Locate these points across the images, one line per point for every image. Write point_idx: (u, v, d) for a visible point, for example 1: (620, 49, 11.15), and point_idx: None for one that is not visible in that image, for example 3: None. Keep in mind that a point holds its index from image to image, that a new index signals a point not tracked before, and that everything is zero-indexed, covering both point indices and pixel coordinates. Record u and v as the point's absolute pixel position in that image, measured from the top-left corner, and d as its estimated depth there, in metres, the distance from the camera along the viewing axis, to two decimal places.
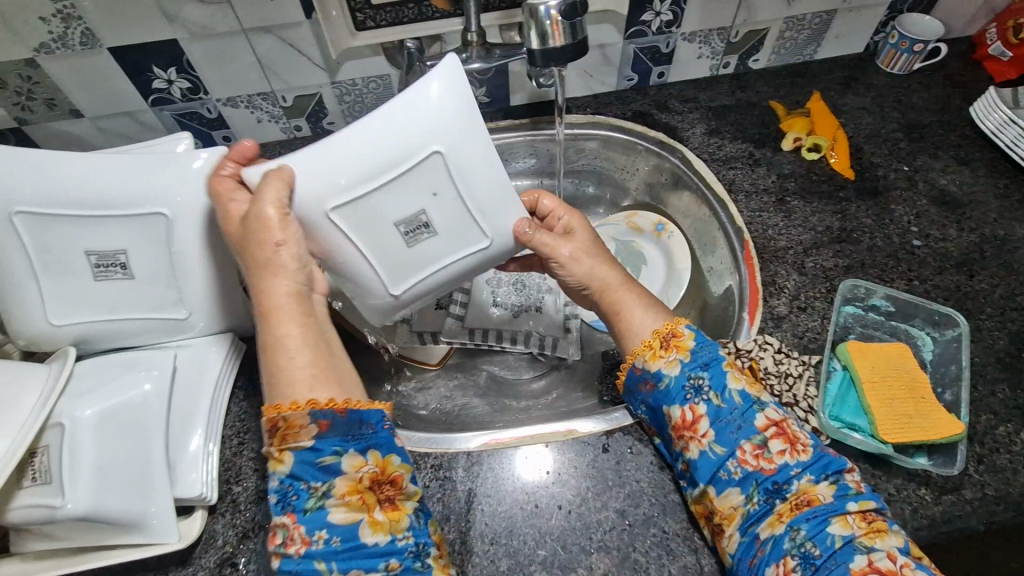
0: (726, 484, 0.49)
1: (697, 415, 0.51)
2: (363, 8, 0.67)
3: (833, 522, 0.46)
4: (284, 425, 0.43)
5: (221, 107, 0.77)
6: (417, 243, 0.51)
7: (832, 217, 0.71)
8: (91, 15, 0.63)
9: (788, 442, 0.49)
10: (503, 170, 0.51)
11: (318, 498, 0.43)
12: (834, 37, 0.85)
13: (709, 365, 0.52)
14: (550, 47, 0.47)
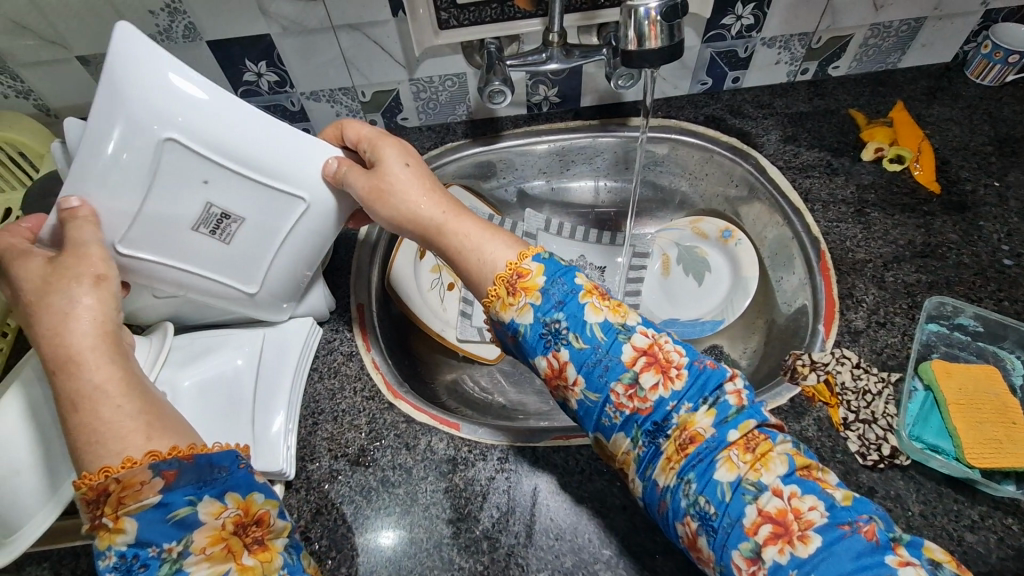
0: (612, 430, 0.46)
1: (562, 362, 0.46)
2: (448, 7, 0.69)
3: (719, 463, 0.42)
4: (117, 488, 0.39)
5: (304, 101, 0.80)
6: (229, 235, 0.52)
7: (915, 231, 0.68)
8: (196, 10, 0.67)
9: (660, 373, 0.45)
10: (269, 122, 0.50)
11: (170, 563, 0.39)
12: (922, 46, 0.82)
13: (563, 304, 0.47)
14: (646, 48, 0.48)
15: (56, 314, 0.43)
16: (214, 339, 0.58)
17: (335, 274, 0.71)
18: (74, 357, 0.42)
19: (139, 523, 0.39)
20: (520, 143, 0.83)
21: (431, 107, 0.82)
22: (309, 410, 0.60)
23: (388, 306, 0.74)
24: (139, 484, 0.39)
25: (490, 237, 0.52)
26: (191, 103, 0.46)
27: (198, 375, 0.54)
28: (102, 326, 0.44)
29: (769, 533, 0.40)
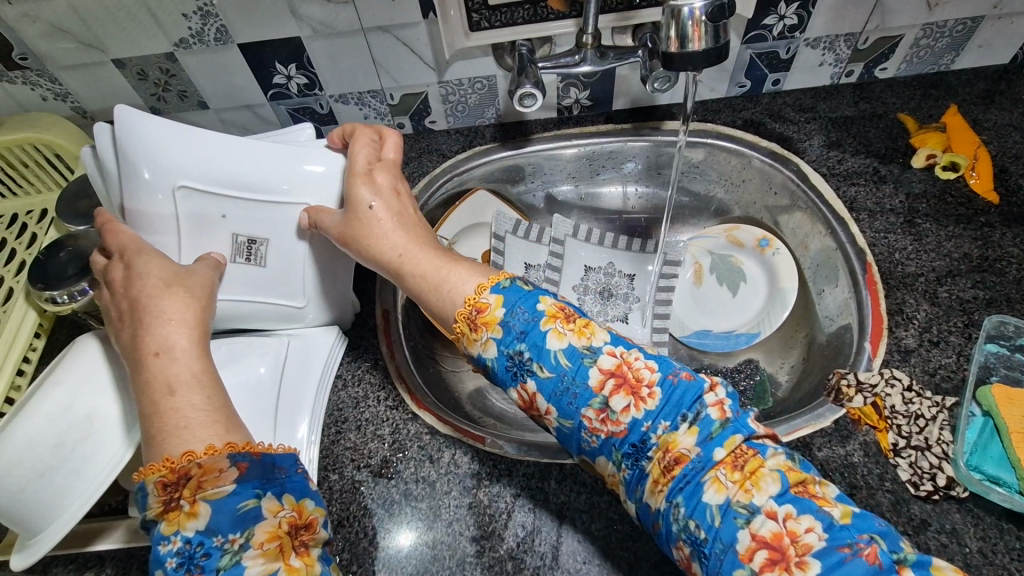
0: (595, 453, 0.45)
1: (531, 392, 0.45)
2: (479, 8, 0.67)
3: (708, 484, 0.40)
4: (199, 472, 0.40)
5: (333, 103, 0.79)
6: (260, 256, 0.55)
7: (972, 244, 0.64)
8: (228, 13, 0.67)
9: (630, 394, 0.43)
10: (255, 147, 0.54)
11: (232, 554, 0.39)
12: (978, 46, 0.77)
13: (524, 335, 0.45)
14: (687, 51, 0.46)
15: (158, 323, 0.46)
16: (241, 344, 0.56)
17: (360, 279, 0.70)
18: (165, 347, 0.46)
19: (208, 511, 0.39)
20: (551, 147, 0.81)
21: (460, 110, 0.81)
22: (333, 419, 0.59)
23: (412, 312, 0.73)
24: (214, 473, 0.41)
25: (447, 273, 0.51)
26: (180, 154, 0.51)
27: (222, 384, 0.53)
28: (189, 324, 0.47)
29: (766, 558, 0.37)
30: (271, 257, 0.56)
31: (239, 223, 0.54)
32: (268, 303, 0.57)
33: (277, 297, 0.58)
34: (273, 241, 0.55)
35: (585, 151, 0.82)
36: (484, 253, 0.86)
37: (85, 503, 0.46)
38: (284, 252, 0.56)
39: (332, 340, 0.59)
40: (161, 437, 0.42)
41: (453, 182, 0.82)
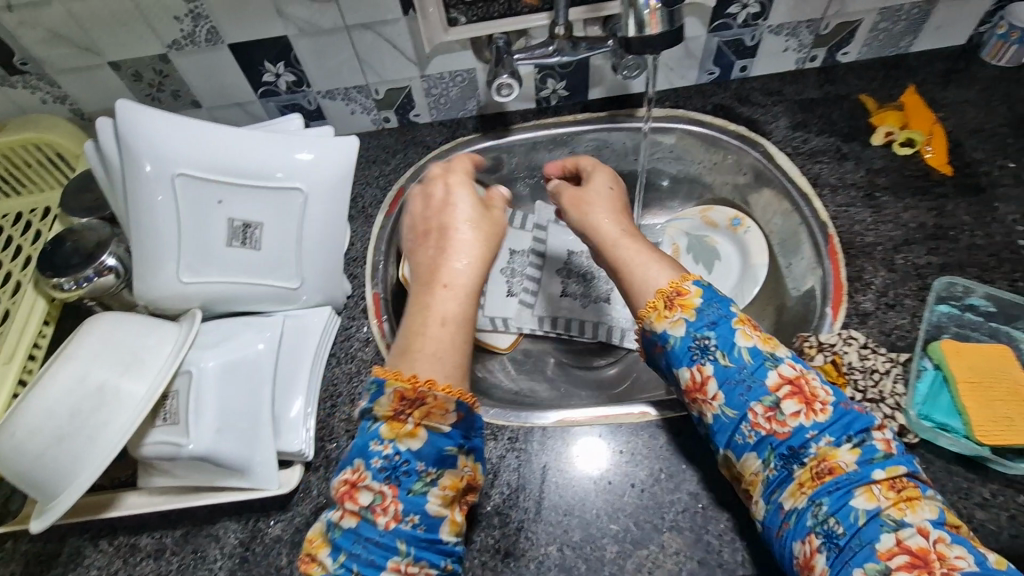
0: (743, 449, 0.50)
1: (705, 376, 0.52)
2: (457, 4, 0.71)
3: (857, 494, 0.44)
4: (410, 394, 0.47)
5: (320, 99, 0.83)
6: (256, 241, 0.58)
7: (928, 214, 0.68)
8: (217, 14, 0.70)
9: (803, 403, 0.49)
10: (251, 135, 0.57)
11: (425, 484, 0.46)
12: (935, 28, 0.81)
13: (714, 325, 0.53)
14: (646, 35, 0.49)
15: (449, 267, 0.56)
16: (239, 321, 0.57)
17: (351, 265, 0.73)
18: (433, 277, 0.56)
19: (443, 434, 0.46)
20: (530, 135, 0.85)
21: (443, 102, 0.84)
22: (328, 393, 0.62)
23: (402, 295, 0.76)
24: (450, 407, 0.47)
25: (655, 262, 0.60)
26: (184, 143, 0.54)
27: (223, 357, 0.54)
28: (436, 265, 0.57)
29: (905, 562, 0.41)
30: (267, 240, 0.58)
31: (236, 208, 0.56)
32: (264, 286, 0.59)
33: (273, 278, 0.60)
34: (268, 225, 0.58)
35: (562, 139, 0.85)
36: None
37: (96, 470, 0.49)
38: (279, 235, 0.58)
39: (325, 320, 0.63)
40: (411, 341, 0.51)
41: None
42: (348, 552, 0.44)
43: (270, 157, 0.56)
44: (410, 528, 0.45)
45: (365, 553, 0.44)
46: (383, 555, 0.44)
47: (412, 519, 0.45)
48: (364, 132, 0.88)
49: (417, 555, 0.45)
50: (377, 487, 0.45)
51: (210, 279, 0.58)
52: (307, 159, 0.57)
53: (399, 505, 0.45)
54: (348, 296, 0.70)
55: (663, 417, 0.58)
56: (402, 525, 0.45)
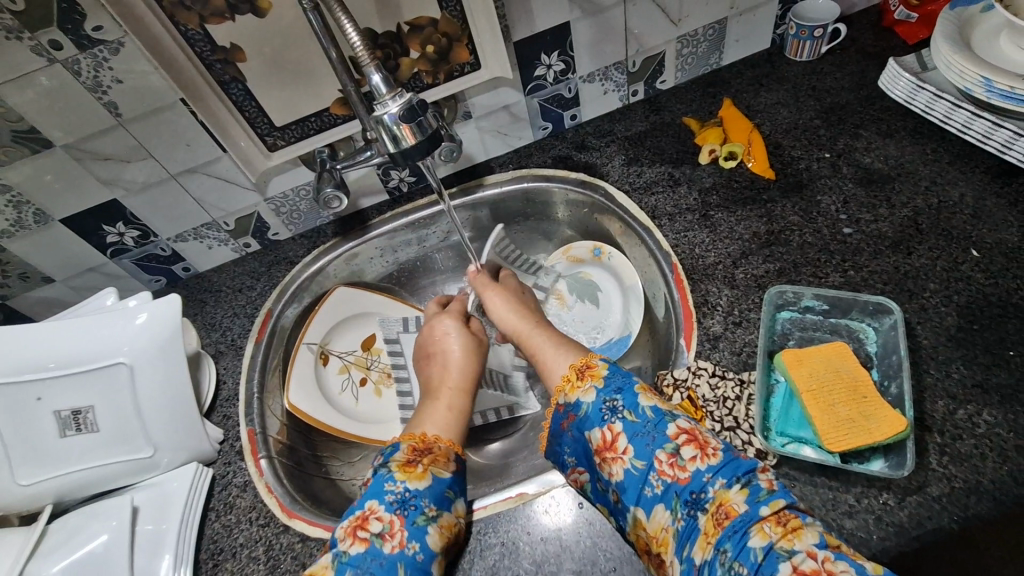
0: (651, 502, 0.47)
1: (615, 433, 0.50)
2: (269, 132, 0.73)
3: (752, 534, 0.41)
4: (434, 453, 0.56)
5: (173, 244, 0.83)
6: (89, 423, 0.58)
7: (759, 222, 0.70)
8: (38, 196, 0.71)
9: (698, 448, 0.47)
10: (62, 324, 0.58)
11: (427, 518, 0.51)
12: (736, 41, 0.85)
13: (621, 390, 0.52)
14: (404, 145, 0.52)
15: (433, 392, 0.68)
16: (86, 512, 0.56)
17: (225, 406, 0.72)
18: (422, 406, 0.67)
19: (445, 477, 0.55)
20: (390, 228, 0.86)
21: (296, 217, 0.85)
22: (208, 553, 0.59)
23: (288, 421, 0.75)
24: (454, 457, 0.58)
25: (548, 342, 0.65)
26: (4, 355, 0.56)
27: (68, 558, 0.52)
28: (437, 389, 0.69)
29: None
30: (102, 420, 0.58)
31: (60, 398, 0.58)
32: (109, 465, 0.58)
33: (117, 454, 0.59)
34: (98, 405, 0.58)
35: (421, 223, 0.87)
36: (364, 341, 0.88)
37: None
38: (112, 411, 0.58)
39: (191, 479, 0.61)
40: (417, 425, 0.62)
41: (305, 286, 0.84)
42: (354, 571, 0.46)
43: (83, 340, 0.57)
44: (410, 555, 0.49)
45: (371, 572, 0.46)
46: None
47: (414, 546, 0.49)
48: (229, 261, 0.88)
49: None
50: (388, 518, 0.50)
51: (49, 476, 0.57)
52: (143, 321, 0.59)
53: (404, 533, 0.49)
54: (221, 441, 0.68)
55: (539, 494, 0.57)
56: (406, 551, 0.49)
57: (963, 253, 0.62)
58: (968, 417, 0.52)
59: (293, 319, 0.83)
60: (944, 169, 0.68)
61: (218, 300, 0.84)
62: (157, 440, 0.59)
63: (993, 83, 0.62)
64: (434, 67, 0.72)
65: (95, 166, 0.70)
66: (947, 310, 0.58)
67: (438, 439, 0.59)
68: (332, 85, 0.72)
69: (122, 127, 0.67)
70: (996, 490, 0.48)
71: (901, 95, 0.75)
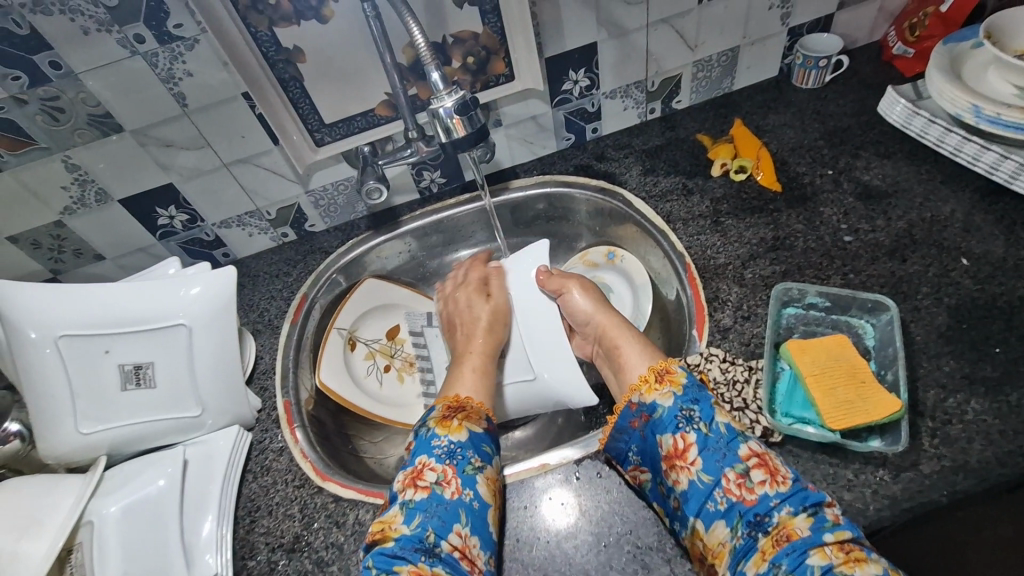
0: (712, 516, 0.51)
1: (687, 443, 0.54)
2: (319, 128, 0.80)
3: (812, 554, 0.46)
4: (468, 411, 0.63)
5: (217, 230, 0.88)
6: (148, 379, 0.63)
7: (766, 228, 0.76)
8: (103, 177, 0.76)
9: (768, 473, 0.51)
10: (132, 286, 0.63)
11: (476, 466, 0.57)
12: (747, 68, 0.92)
13: (699, 401, 0.56)
14: (455, 137, 0.63)
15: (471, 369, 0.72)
16: (141, 462, 0.60)
17: (261, 379, 0.76)
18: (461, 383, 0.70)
19: (479, 433, 0.61)
20: (419, 224, 0.92)
21: (332, 210, 0.91)
22: (246, 510, 0.63)
23: (318, 397, 0.79)
24: (484, 417, 0.64)
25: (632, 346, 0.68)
26: (71, 309, 0.61)
27: (126, 500, 0.57)
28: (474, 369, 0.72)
29: None
30: (160, 377, 0.63)
31: (124, 354, 0.63)
32: (162, 420, 0.63)
33: (170, 411, 0.63)
34: (158, 363, 0.63)
35: (449, 221, 0.92)
36: (389, 331, 0.92)
37: None
38: (170, 369, 0.63)
39: (233, 439, 0.65)
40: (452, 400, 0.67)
41: (338, 275, 0.89)
42: (424, 515, 0.53)
43: (150, 301, 0.63)
44: (467, 501, 0.55)
45: (439, 517, 0.53)
46: (450, 521, 0.53)
47: (470, 494, 0.55)
48: (266, 250, 0.94)
49: (473, 528, 0.53)
50: (439, 468, 0.56)
51: (107, 425, 0.61)
52: (196, 293, 0.64)
53: (458, 482, 0.56)
54: (258, 410, 0.72)
55: (560, 464, 0.61)
56: (463, 498, 0.55)
57: (953, 262, 0.67)
58: (956, 405, 0.57)
59: (325, 304, 0.88)
60: (937, 187, 0.75)
61: (256, 284, 0.89)
62: (207, 400, 0.64)
63: (981, 109, 0.70)
64: (472, 77, 0.79)
65: (157, 151, 0.76)
66: (938, 311, 0.63)
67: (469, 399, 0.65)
68: (379, 88, 0.78)
69: (187, 117, 0.74)
70: (982, 469, 0.53)
71: (897, 120, 0.82)
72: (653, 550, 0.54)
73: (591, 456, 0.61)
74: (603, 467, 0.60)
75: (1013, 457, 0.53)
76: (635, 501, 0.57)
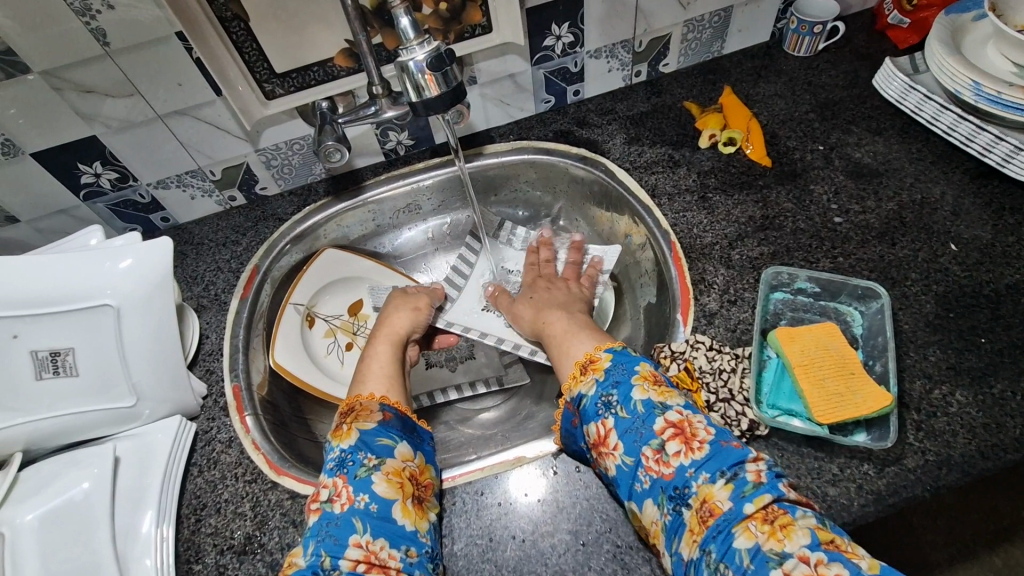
0: (641, 497, 0.46)
1: (607, 429, 0.49)
2: (269, 78, 0.70)
3: (738, 534, 0.40)
4: (359, 409, 0.56)
5: (153, 191, 0.78)
6: (68, 368, 0.56)
7: (754, 207, 0.72)
8: (9, 127, 0.65)
9: (683, 442, 0.46)
10: (45, 259, 0.56)
11: (368, 468, 0.50)
12: (738, 31, 0.86)
13: (619, 382, 0.51)
14: (426, 95, 0.55)
15: (386, 365, 0.66)
16: (64, 461, 0.54)
17: (207, 360, 0.69)
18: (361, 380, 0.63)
19: (371, 428, 0.54)
20: (385, 190, 0.84)
21: (286, 172, 0.82)
22: (190, 508, 0.57)
23: (272, 378, 0.73)
24: (377, 405, 0.57)
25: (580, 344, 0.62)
26: None
27: (45, 506, 0.51)
28: (384, 369, 0.65)
29: None
30: (85, 364, 0.56)
31: (41, 338, 0.55)
32: (89, 412, 0.57)
33: (100, 401, 0.57)
34: (82, 348, 0.56)
35: (418, 187, 0.85)
36: (351, 306, 0.85)
37: None
38: (95, 355, 0.57)
39: (175, 430, 0.59)
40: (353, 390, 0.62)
41: (295, 245, 0.81)
42: (315, 541, 0.46)
43: (70, 278, 0.55)
44: (363, 507, 0.48)
45: (330, 536, 0.46)
46: (342, 536, 0.46)
47: (364, 498, 0.48)
48: (211, 215, 0.85)
49: (374, 532, 0.47)
50: (331, 483, 0.50)
51: (20, 421, 0.54)
52: (128, 266, 0.56)
53: (350, 489, 0.49)
54: (204, 397, 0.65)
55: (537, 458, 0.58)
56: (356, 505, 0.48)
57: (942, 246, 0.65)
58: (942, 396, 0.55)
59: (279, 276, 0.80)
60: (927, 167, 0.72)
61: (200, 253, 0.80)
62: (140, 388, 0.58)
63: (981, 87, 0.66)
64: (445, 26, 0.71)
65: (74, 98, 0.65)
66: (926, 298, 0.62)
67: (368, 395, 0.58)
68: (338, 34, 0.69)
69: (109, 58, 0.63)
70: (966, 463, 0.52)
71: (892, 95, 0.78)
72: (634, 549, 0.51)
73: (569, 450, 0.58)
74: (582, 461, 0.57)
75: (997, 451, 0.52)
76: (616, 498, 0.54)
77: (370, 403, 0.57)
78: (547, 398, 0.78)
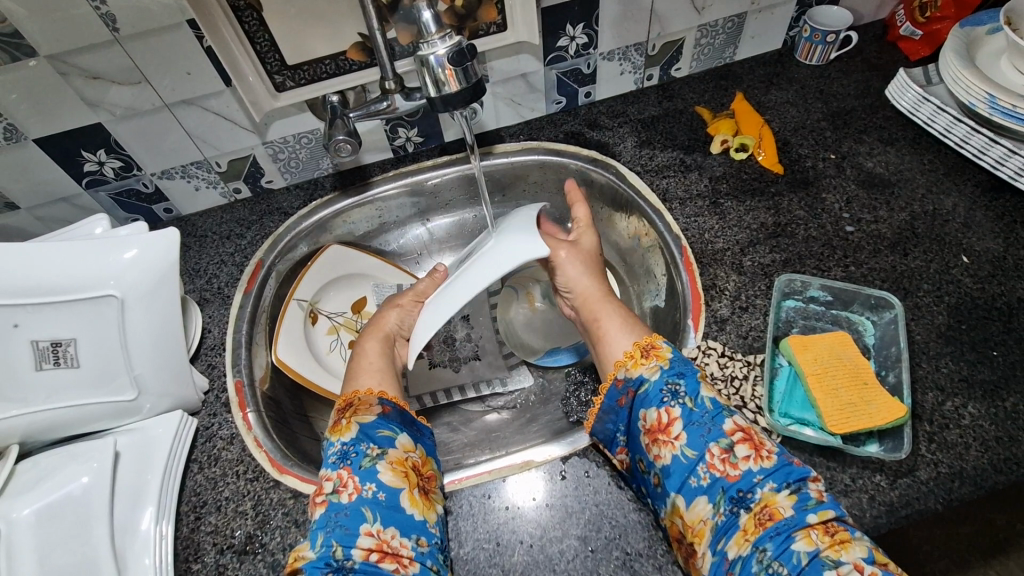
0: (694, 492, 0.46)
1: (672, 417, 0.49)
2: (280, 70, 0.69)
3: (797, 539, 0.41)
4: (356, 404, 0.55)
5: (157, 181, 0.77)
6: (67, 359, 0.55)
7: (767, 213, 0.72)
8: (12, 112, 0.63)
9: (753, 448, 0.46)
10: (43, 247, 0.54)
11: (372, 459, 0.50)
12: (751, 38, 0.86)
13: (685, 374, 0.51)
14: (447, 90, 0.54)
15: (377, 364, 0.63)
16: (62, 455, 0.53)
17: (209, 354, 0.68)
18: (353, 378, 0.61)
19: (372, 421, 0.53)
20: (391, 188, 0.83)
21: (293, 166, 0.81)
22: (190, 506, 0.56)
23: (274, 374, 0.71)
24: (376, 399, 0.55)
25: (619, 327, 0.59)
26: None
27: (40, 502, 0.50)
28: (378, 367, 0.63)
29: None
30: (86, 355, 0.55)
31: (42, 328, 0.54)
32: (88, 404, 0.56)
33: (99, 394, 0.56)
34: (83, 339, 0.55)
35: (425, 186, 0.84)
36: (355, 303, 0.84)
37: None
38: (96, 346, 0.55)
39: (176, 426, 0.58)
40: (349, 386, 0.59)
41: (302, 240, 0.80)
42: (322, 533, 0.46)
43: (71, 267, 0.54)
44: (369, 497, 0.48)
45: (339, 527, 0.46)
46: (353, 527, 0.46)
47: (371, 488, 0.48)
48: (215, 207, 0.83)
49: (384, 521, 0.47)
50: (335, 475, 0.49)
51: (17, 412, 0.53)
52: (132, 257, 0.55)
53: (356, 480, 0.48)
54: (206, 391, 0.64)
55: (545, 462, 0.57)
56: (364, 496, 0.48)
57: (954, 258, 0.65)
58: (955, 408, 0.55)
59: (283, 271, 0.79)
60: (939, 179, 0.72)
61: (203, 246, 0.79)
62: (142, 381, 0.57)
63: (997, 100, 0.66)
64: (459, 23, 0.70)
65: (80, 83, 0.63)
66: (938, 309, 0.61)
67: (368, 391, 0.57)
68: (351, 28, 0.68)
69: (118, 44, 0.61)
70: (979, 475, 0.51)
71: (905, 106, 0.78)
72: (644, 557, 0.51)
73: (578, 454, 0.57)
74: (591, 465, 0.57)
75: (1010, 465, 0.52)
76: (626, 503, 0.54)
77: (368, 398, 0.55)
78: (552, 402, 0.77)
